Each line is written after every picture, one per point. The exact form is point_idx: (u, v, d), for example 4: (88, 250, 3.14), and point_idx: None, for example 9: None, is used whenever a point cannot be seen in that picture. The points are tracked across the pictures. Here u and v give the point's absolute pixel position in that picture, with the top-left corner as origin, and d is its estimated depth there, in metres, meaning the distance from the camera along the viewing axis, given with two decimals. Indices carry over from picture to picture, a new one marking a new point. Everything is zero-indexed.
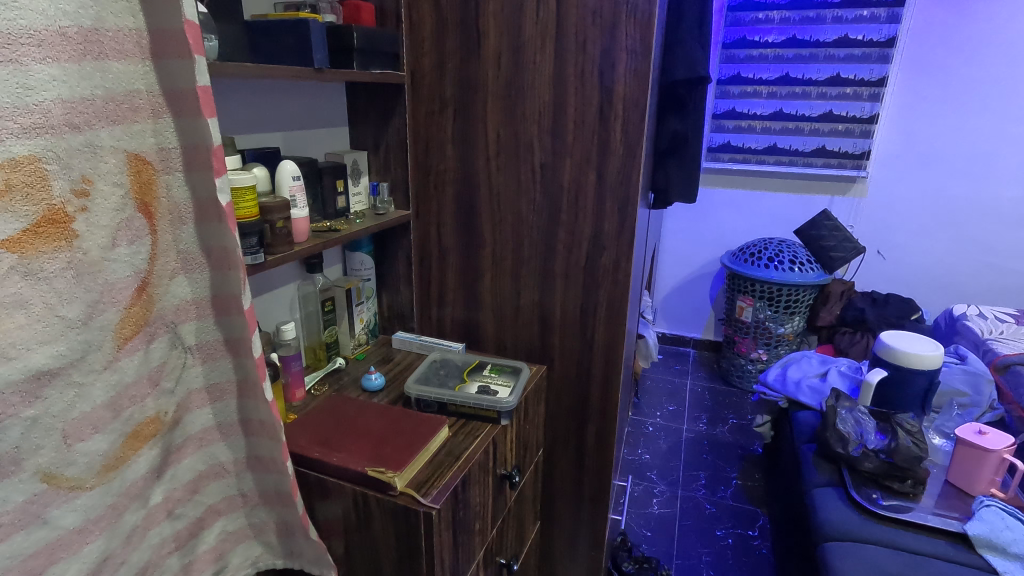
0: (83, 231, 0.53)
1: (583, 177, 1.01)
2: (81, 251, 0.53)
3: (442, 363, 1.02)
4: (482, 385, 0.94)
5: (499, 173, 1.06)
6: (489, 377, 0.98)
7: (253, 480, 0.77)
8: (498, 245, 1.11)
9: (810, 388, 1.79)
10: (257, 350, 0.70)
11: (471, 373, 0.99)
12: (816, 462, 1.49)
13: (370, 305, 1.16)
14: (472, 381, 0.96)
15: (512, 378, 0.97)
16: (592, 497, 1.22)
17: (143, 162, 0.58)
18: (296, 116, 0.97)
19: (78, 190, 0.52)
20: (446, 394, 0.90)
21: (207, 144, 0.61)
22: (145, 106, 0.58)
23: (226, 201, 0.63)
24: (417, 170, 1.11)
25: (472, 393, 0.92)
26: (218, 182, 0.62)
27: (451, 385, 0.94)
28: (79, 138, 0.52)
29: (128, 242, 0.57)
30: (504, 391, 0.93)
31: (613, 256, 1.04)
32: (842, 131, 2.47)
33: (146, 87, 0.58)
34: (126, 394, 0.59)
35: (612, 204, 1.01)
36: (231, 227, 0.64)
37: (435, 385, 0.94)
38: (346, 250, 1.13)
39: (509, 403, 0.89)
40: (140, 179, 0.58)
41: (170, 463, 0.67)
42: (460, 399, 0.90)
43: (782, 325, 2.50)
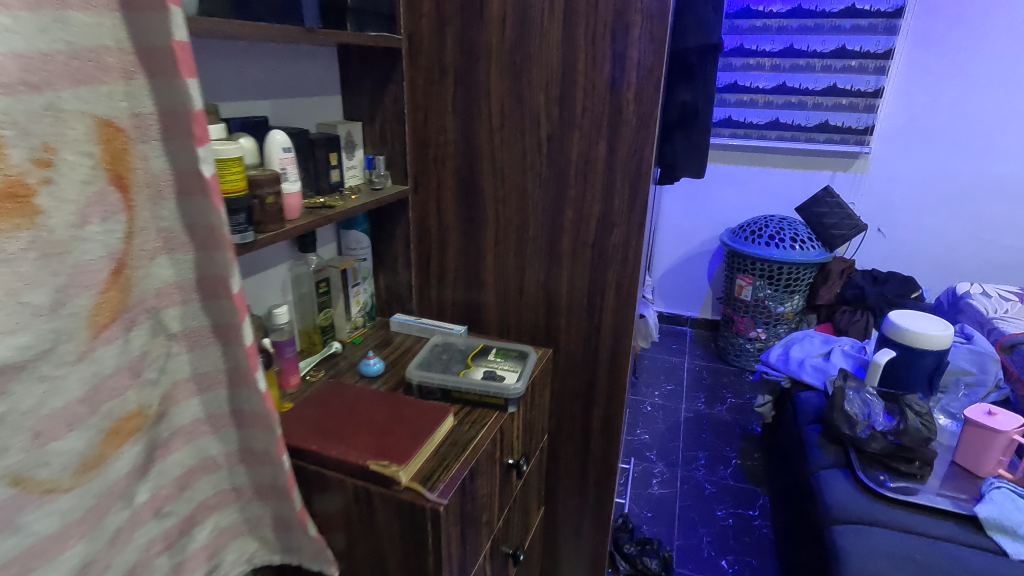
0: (47, 207, 0.47)
1: (593, 151, 0.95)
2: (46, 229, 0.47)
3: (443, 347, 0.97)
4: (487, 371, 0.89)
5: (502, 146, 1.00)
6: (494, 361, 0.93)
7: (246, 474, 0.73)
8: (501, 222, 1.05)
9: (814, 367, 1.76)
10: (248, 337, 0.65)
11: (473, 358, 0.93)
12: (820, 443, 1.46)
13: (367, 286, 1.10)
14: (475, 367, 0.90)
15: (520, 363, 0.93)
16: (596, 482, 1.19)
17: (115, 129, 0.52)
18: (284, 83, 0.89)
19: (39, 159, 0.46)
20: (450, 381, 0.85)
21: (186, 109, 0.54)
22: (116, 65, 0.51)
23: (209, 173, 0.57)
24: (414, 143, 1.04)
25: (478, 379, 0.86)
26: (201, 152, 0.56)
27: (455, 370, 0.89)
28: (39, 100, 0.45)
29: (100, 219, 0.51)
30: (511, 377, 0.88)
31: (623, 234, 0.99)
32: (845, 105, 2.41)
33: (115, 42, 0.51)
34: (105, 387, 0.54)
35: (622, 179, 0.96)
36: (216, 202, 0.58)
37: (438, 370, 0.89)
38: (340, 228, 1.07)
39: (519, 390, 0.84)
40: (112, 148, 0.52)
41: (156, 458, 0.62)
42: (466, 385, 0.85)
43: (782, 303, 2.47)
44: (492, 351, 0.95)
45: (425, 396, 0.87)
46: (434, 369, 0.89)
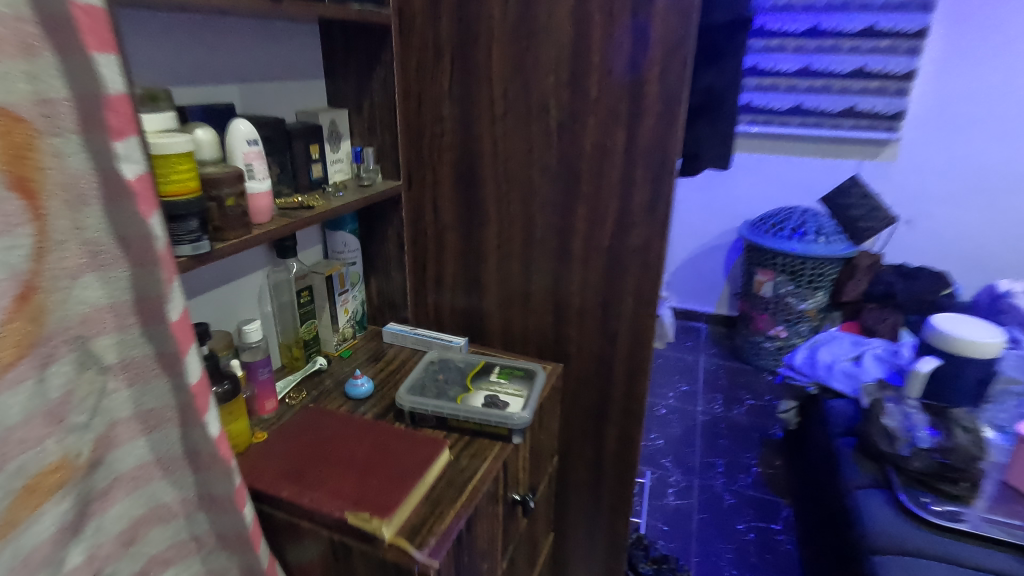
0: None
1: (610, 140, 0.83)
2: None
3: (440, 364, 0.86)
4: (489, 395, 0.77)
5: (506, 136, 0.88)
6: (497, 382, 0.81)
7: (207, 521, 0.60)
8: (505, 221, 0.94)
9: (844, 374, 1.64)
10: (195, 373, 0.52)
11: (472, 378, 0.82)
12: (854, 460, 1.35)
13: (357, 292, 0.99)
14: (475, 391, 0.78)
15: (527, 383, 0.81)
16: (610, 506, 1.08)
17: (12, 118, 0.38)
18: (256, 65, 0.78)
19: None
20: (446, 409, 0.74)
21: (101, 94, 0.42)
22: (10, 36, 0.37)
23: (134, 174, 0.45)
24: (407, 133, 0.92)
25: (478, 406, 0.75)
26: (120, 147, 0.43)
27: (452, 394, 0.78)
28: None
29: None
30: (517, 403, 0.76)
31: (643, 236, 0.87)
32: (874, 89, 2.24)
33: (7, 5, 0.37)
34: (12, 440, 0.41)
35: (642, 173, 0.83)
36: (147, 211, 0.46)
37: (433, 394, 0.78)
38: (325, 229, 0.95)
39: (525, 420, 0.73)
40: (7, 142, 0.38)
41: (90, 516, 0.49)
42: (465, 414, 0.74)
43: (804, 300, 2.34)
44: (495, 369, 0.84)
45: (418, 424, 0.76)
46: (428, 392, 0.78)
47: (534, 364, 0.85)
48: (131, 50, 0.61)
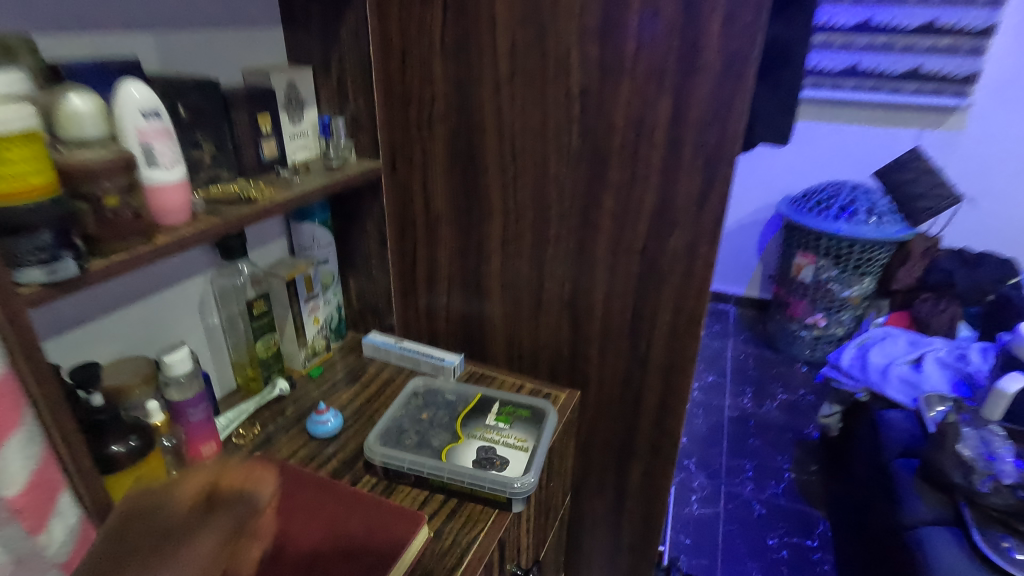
0: None
1: (650, 112, 0.63)
2: None
3: (424, 397, 0.70)
4: (484, 447, 0.62)
5: (514, 105, 0.68)
6: (495, 426, 0.65)
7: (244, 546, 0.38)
8: (511, 214, 0.74)
9: (901, 380, 1.44)
10: (22, 473, 0.35)
11: (464, 420, 0.66)
12: (918, 489, 1.15)
13: (331, 296, 0.82)
14: (466, 440, 0.63)
15: (534, 430, 0.65)
16: (631, 547, 0.92)
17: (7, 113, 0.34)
18: (178, 7, 0.59)
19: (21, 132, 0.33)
20: (427, 468, 0.59)
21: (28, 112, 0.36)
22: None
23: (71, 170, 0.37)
24: (388, 99, 0.72)
25: (467, 464, 0.60)
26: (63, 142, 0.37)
27: (437, 444, 0.63)
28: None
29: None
30: (518, 460, 0.61)
31: (688, 239, 0.67)
32: (945, 47, 1.93)
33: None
34: None
35: (691, 157, 0.63)
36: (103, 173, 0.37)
37: (414, 443, 0.62)
38: (290, 220, 0.77)
39: (526, 487, 0.58)
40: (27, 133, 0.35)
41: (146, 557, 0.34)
42: (451, 475, 0.59)
43: (848, 287, 2.09)
44: (493, 408, 0.68)
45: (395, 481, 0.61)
46: (408, 440, 0.63)
47: (541, 402, 0.69)
48: None
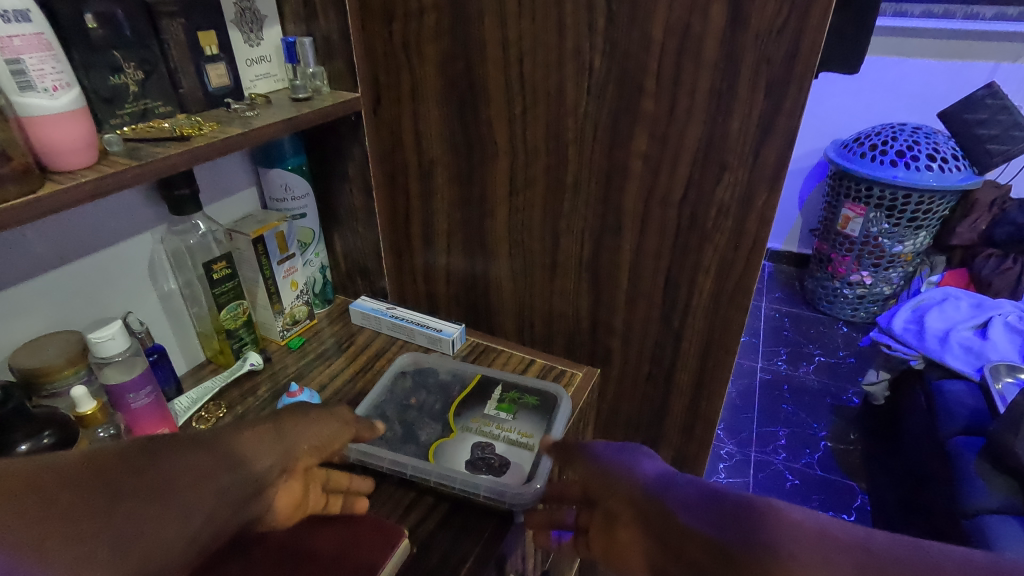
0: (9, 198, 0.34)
1: (698, 20, 0.48)
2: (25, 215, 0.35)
3: (414, 376, 0.64)
4: (481, 445, 0.55)
5: (520, 13, 0.53)
6: (495, 418, 0.58)
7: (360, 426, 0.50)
8: (519, 156, 0.61)
9: (963, 349, 1.28)
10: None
11: (459, 411, 0.59)
12: (982, 473, 1.02)
13: (311, 258, 0.71)
14: (460, 435, 0.56)
15: (542, 423, 0.58)
16: None
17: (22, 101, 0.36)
18: None
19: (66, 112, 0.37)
20: (410, 468, 0.52)
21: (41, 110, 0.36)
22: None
23: (81, 141, 0.38)
24: (366, 12, 0.58)
25: (461, 467, 0.52)
26: (72, 119, 0.38)
27: (424, 438, 0.56)
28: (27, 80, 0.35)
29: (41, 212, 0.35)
30: (520, 462, 0.53)
31: (740, 187, 0.53)
32: None
33: None
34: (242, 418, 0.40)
35: (750, 81, 0.49)
36: (83, 154, 0.39)
37: (397, 442, 0.55)
38: (258, 166, 0.65)
39: (535, 493, 0.50)
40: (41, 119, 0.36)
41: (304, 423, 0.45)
42: (440, 479, 0.51)
43: (901, 242, 1.88)
44: (494, 396, 0.61)
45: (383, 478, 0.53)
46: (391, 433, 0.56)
47: (553, 386, 0.61)
48: None
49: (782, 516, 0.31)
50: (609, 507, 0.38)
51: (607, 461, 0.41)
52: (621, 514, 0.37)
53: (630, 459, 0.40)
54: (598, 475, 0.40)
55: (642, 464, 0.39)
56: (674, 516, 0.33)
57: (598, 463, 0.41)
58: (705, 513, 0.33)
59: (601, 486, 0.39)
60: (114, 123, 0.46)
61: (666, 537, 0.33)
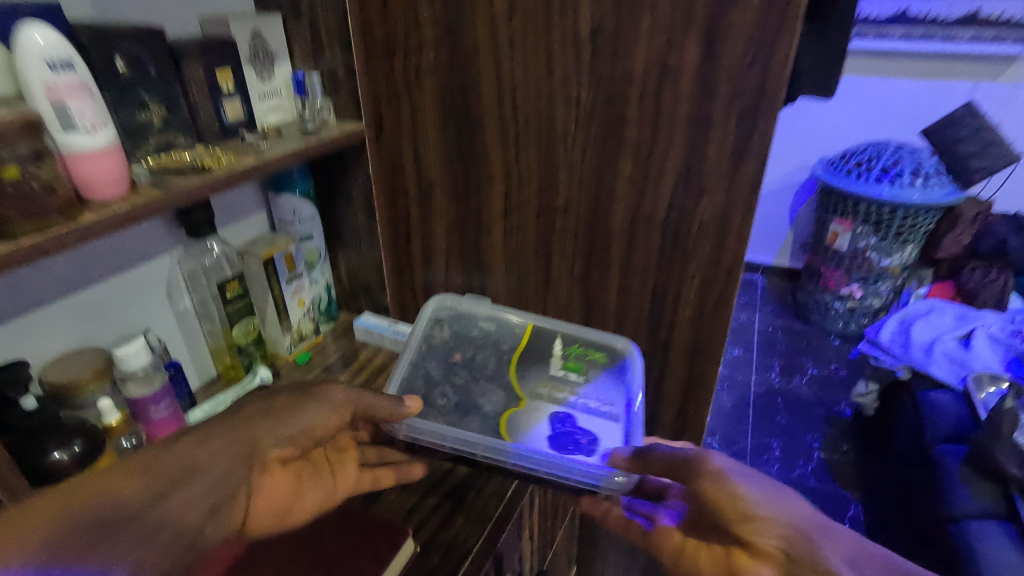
0: (54, 228, 0.38)
1: (674, 57, 0.53)
2: (66, 240, 0.38)
3: (451, 325, 0.69)
4: (556, 422, 0.57)
5: (512, 49, 0.58)
6: (568, 381, 0.63)
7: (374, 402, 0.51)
8: (513, 178, 0.65)
9: (947, 359, 1.33)
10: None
11: (524, 377, 0.63)
12: (966, 479, 1.05)
13: (317, 276, 0.74)
14: (530, 409, 0.59)
15: (619, 389, 0.62)
16: None
17: (68, 145, 0.40)
18: None
19: (107, 150, 0.41)
20: (482, 449, 0.53)
21: (86, 149, 0.40)
22: (47, 104, 0.39)
23: (118, 173, 0.42)
24: (370, 49, 0.63)
25: (544, 444, 0.55)
26: (110, 154, 0.42)
27: (490, 411, 0.59)
28: (71, 125, 0.40)
29: (79, 238, 0.39)
30: (602, 435, 0.56)
31: (718, 206, 0.57)
32: None
33: (34, 90, 0.38)
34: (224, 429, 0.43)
35: (723, 110, 0.53)
36: (117, 185, 0.43)
37: (455, 414, 0.58)
38: (268, 191, 0.70)
39: (630, 481, 0.51)
40: (86, 160, 0.40)
41: (314, 430, 0.48)
42: (517, 459, 0.52)
43: (889, 255, 1.93)
44: (558, 355, 0.66)
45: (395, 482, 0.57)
46: (443, 415, 0.58)
47: (622, 343, 0.64)
48: None
49: None
50: (749, 538, 0.45)
51: (726, 483, 0.47)
52: (753, 543, 0.45)
53: (772, 494, 0.47)
54: (726, 497, 0.47)
55: (753, 489, 0.47)
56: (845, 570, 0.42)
57: (717, 485, 0.47)
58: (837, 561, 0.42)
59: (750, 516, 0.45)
60: (139, 154, 0.50)
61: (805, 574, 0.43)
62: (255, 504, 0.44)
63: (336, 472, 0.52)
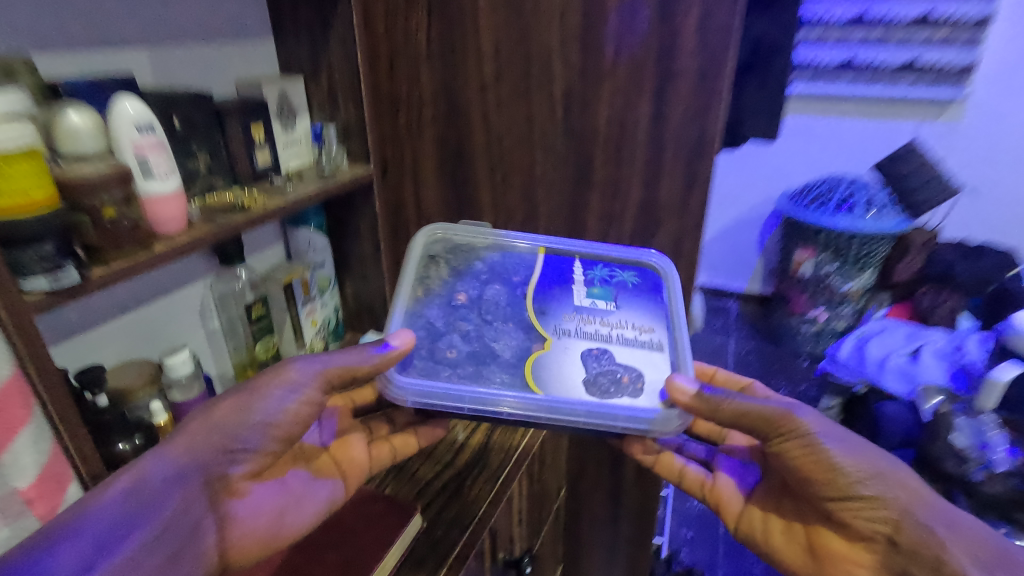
0: (137, 256, 0.48)
1: (632, 115, 0.65)
2: (145, 265, 0.48)
3: (449, 262, 0.66)
4: (592, 361, 0.54)
5: (499, 106, 0.70)
6: (594, 313, 0.60)
7: (360, 363, 0.52)
8: (501, 213, 0.76)
9: (897, 372, 1.46)
10: (33, 468, 0.41)
11: (543, 315, 0.60)
12: None
13: (327, 300, 0.84)
14: (556, 347, 0.56)
15: (652, 318, 0.61)
16: (629, 540, 0.93)
17: (149, 191, 0.50)
18: (167, 26, 0.61)
19: (175, 194, 0.52)
20: (506, 406, 0.50)
21: (161, 194, 0.50)
22: (135, 159, 0.49)
23: (180, 212, 0.52)
24: (378, 104, 0.74)
25: (580, 389, 0.52)
26: (176, 197, 0.52)
27: (510, 356, 0.55)
28: (151, 174, 0.50)
29: (154, 263, 0.49)
30: (641, 371, 0.55)
31: (672, 236, 0.70)
32: (941, 39, 1.89)
33: (126, 148, 0.49)
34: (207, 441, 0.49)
35: (673, 157, 0.65)
36: (179, 221, 0.52)
37: (469, 364, 0.55)
38: (286, 226, 0.81)
39: (686, 418, 0.51)
40: (159, 203, 0.51)
41: None
42: (549, 412, 0.50)
43: (849, 281, 2.07)
44: (580, 286, 0.63)
45: (402, 473, 0.66)
46: (455, 369, 0.54)
47: (651, 260, 0.68)
48: None
49: (988, 543, 0.49)
50: (846, 507, 0.53)
51: (823, 455, 0.53)
52: (846, 512, 0.53)
53: (853, 451, 0.54)
54: (825, 469, 0.53)
55: (853, 464, 0.53)
56: (916, 518, 0.51)
57: (815, 457, 0.53)
58: (928, 535, 0.50)
59: (838, 477, 0.52)
60: (189, 196, 0.60)
61: (895, 542, 0.51)
62: (233, 529, 0.50)
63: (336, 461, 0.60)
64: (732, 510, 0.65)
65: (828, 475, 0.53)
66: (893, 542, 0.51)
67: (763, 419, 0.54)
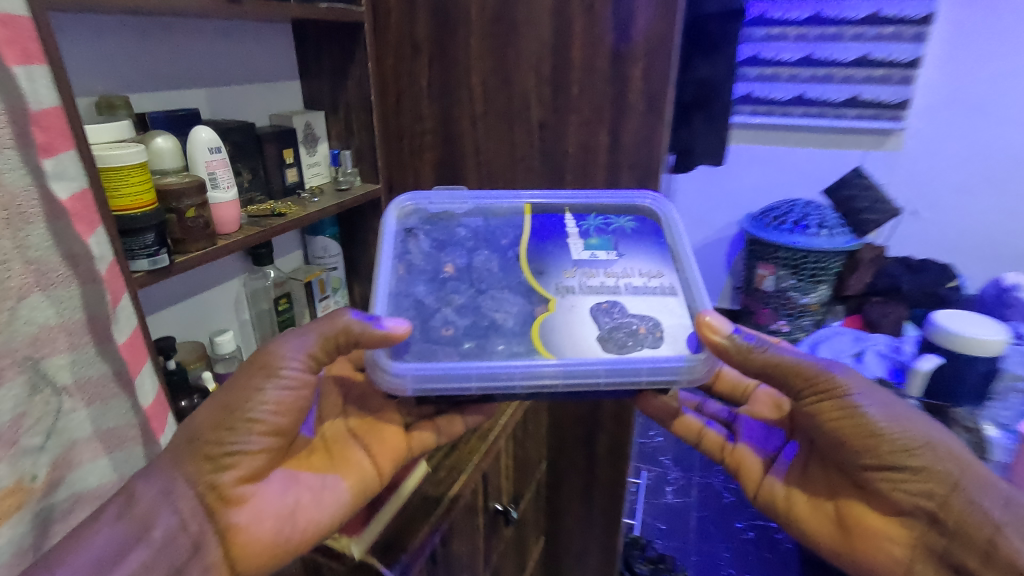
0: (208, 248, 0.61)
1: (594, 142, 0.81)
2: (213, 255, 0.62)
3: (428, 233, 0.73)
4: (602, 320, 0.59)
5: (487, 134, 0.85)
6: (595, 265, 0.67)
7: (348, 339, 0.55)
8: None
9: None
10: (152, 391, 0.55)
11: (542, 274, 0.66)
12: None
13: (339, 299, 0.97)
14: (562, 308, 0.61)
15: (654, 266, 0.67)
16: (603, 511, 1.06)
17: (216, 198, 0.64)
18: (220, 70, 0.76)
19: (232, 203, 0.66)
20: (519, 378, 0.54)
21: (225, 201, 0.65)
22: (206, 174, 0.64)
23: (234, 218, 0.66)
24: (386, 133, 0.89)
25: (595, 347, 0.56)
26: (232, 206, 0.66)
27: (520, 324, 0.61)
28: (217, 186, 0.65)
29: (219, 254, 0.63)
30: (649, 320, 0.60)
31: None
32: (878, 77, 2.14)
33: (201, 166, 0.64)
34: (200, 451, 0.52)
35: (628, 175, 0.81)
36: (233, 225, 0.66)
37: (471, 331, 0.60)
38: (305, 234, 0.94)
39: (709, 362, 0.56)
40: (222, 209, 0.65)
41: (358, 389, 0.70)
42: (566, 375, 0.54)
43: (807, 294, 2.25)
44: (578, 241, 0.70)
45: None
46: (454, 347, 0.59)
47: (644, 204, 0.76)
48: (69, 54, 0.59)
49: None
50: (887, 480, 0.53)
51: (868, 422, 0.53)
52: (888, 487, 0.53)
53: (897, 417, 0.54)
54: (868, 434, 0.53)
55: (899, 432, 0.53)
56: (967, 496, 0.51)
57: (858, 422, 0.54)
58: (968, 511, 0.51)
59: (880, 444, 0.53)
60: None
61: (934, 517, 0.52)
62: (236, 539, 0.53)
63: (369, 450, 0.63)
64: (753, 476, 0.66)
65: (870, 441, 0.53)
66: (937, 519, 0.52)
67: (799, 373, 0.55)
